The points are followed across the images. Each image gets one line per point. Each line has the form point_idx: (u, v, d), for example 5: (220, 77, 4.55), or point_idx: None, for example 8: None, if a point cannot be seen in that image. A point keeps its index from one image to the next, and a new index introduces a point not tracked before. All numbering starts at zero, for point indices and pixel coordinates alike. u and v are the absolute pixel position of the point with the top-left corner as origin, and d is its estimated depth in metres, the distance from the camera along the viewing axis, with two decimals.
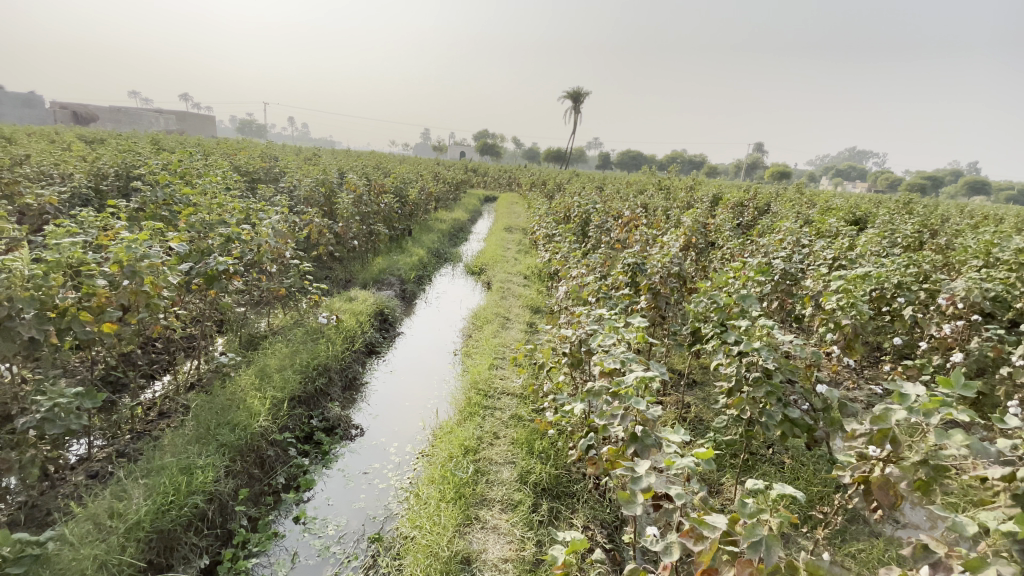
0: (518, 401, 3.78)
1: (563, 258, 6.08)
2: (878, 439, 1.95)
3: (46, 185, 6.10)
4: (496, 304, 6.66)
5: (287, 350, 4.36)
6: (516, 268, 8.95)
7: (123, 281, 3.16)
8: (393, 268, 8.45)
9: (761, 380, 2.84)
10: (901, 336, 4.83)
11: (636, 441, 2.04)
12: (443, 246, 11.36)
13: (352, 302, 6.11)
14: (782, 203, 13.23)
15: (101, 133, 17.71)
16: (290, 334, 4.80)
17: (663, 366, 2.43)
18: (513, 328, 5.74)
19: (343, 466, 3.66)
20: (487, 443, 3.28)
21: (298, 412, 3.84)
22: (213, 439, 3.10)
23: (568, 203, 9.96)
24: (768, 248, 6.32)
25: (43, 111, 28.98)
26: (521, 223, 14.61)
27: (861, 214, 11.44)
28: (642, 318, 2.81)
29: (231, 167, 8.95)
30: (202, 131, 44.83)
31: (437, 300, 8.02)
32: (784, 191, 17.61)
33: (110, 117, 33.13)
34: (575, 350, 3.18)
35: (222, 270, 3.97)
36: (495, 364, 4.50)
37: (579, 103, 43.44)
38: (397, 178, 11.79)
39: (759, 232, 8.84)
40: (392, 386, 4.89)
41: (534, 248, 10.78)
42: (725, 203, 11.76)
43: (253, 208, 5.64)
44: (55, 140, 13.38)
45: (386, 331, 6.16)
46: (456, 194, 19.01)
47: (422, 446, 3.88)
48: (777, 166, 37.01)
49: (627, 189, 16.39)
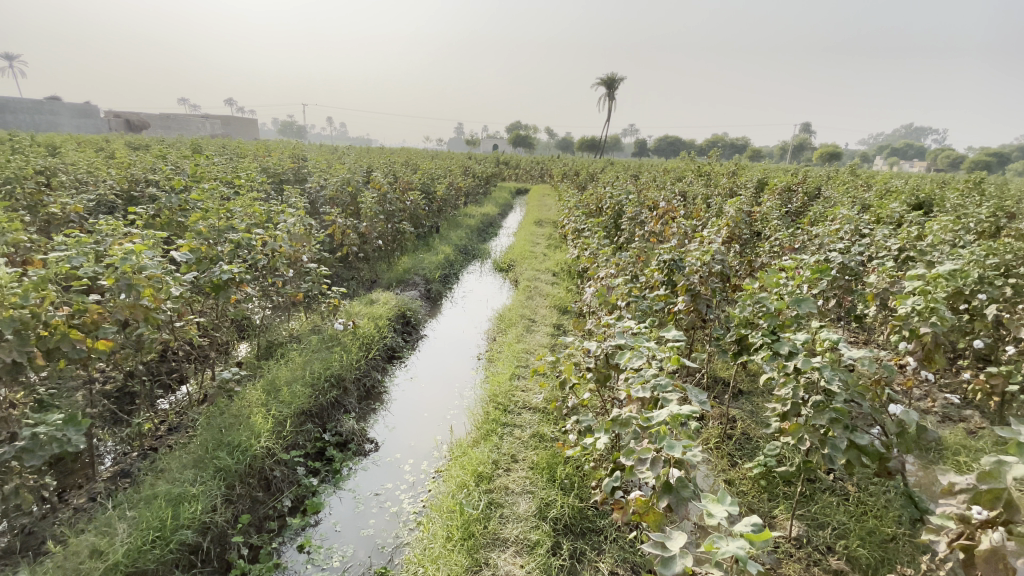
0: (539, 418, 3.44)
1: (593, 255, 5.67)
2: (987, 501, 1.51)
3: (76, 194, 6.17)
4: (522, 305, 6.31)
5: (300, 361, 4.16)
6: (545, 264, 8.57)
7: (119, 295, 3.08)
8: (418, 267, 8.24)
9: (823, 405, 2.38)
10: (984, 338, 4.18)
11: (669, 493, 1.67)
12: (471, 242, 11.08)
13: (373, 306, 5.91)
14: (834, 187, 12.23)
15: (151, 140, 18.63)
16: (306, 342, 4.62)
17: (703, 394, 2.03)
18: (539, 331, 5.39)
19: (354, 486, 3.42)
20: (504, 469, 2.96)
21: (309, 426, 3.63)
22: (210, 463, 2.91)
23: (600, 194, 9.47)
24: (822, 240, 5.69)
25: (99, 121, 30.53)
26: (552, 216, 14.15)
27: (924, 197, 10.41)
28: (678, 332, 2.41)
29: (258, 169, 8.95)
30: (244, 134, 46.40)
31: (464, 300, 7.76)
32: (835, 174, 16.40)
33: (159, 124, 34.58)
34: (601, 365, 2.82)
35: (229, 279, 3.81)
36: (518, 374, 4.17)
37: (612, 89, 42.36)
38: (424, 174, 11.61)
39: (811, 220, 8.10)
40: (411, 395, 4.64)
41: (564, 243, 10.36)
42: (771, 189, 10.95)
43: (269, 211, 5.49)
44: (102, 148, 13.98)
45: (408, 334, 5.94)
46: (486, 188, 18.75)
47: (438, 464, 3.60)
48: (827, 146, 34.74)
49: (663, 177, 15.64)
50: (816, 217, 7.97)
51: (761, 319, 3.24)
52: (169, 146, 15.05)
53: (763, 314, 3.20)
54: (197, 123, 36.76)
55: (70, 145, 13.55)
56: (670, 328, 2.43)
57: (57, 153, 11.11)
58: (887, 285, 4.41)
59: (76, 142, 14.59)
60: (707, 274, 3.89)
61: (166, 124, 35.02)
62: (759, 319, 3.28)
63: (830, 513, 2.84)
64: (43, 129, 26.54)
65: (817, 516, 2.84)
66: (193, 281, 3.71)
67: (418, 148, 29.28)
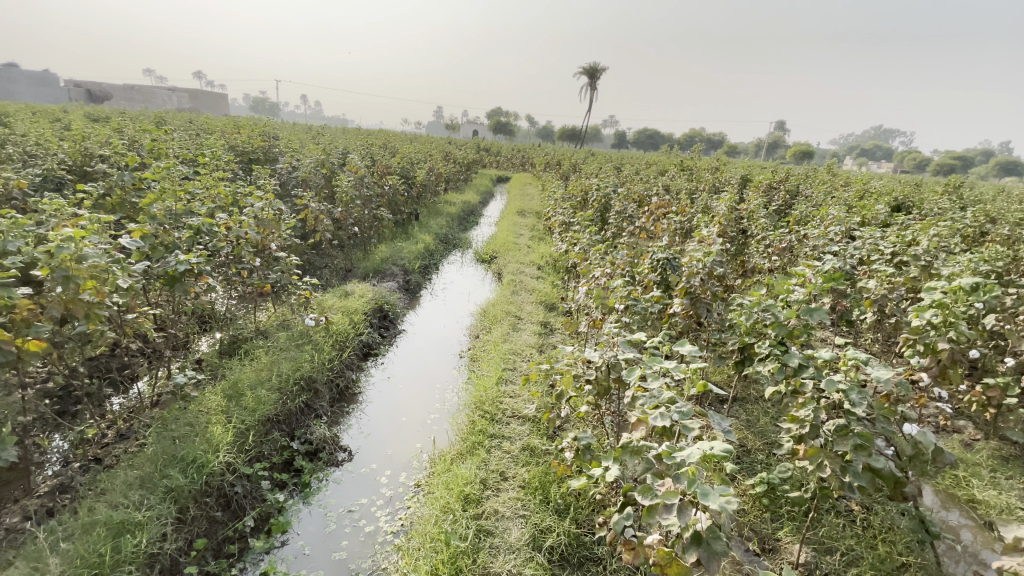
0: (529, 429, 3.19)
1: (582, 251, 5.42)
2: None
3: (18, 168, 5.58)
4: (507, 300, 6.03)
5: (266, 361, 3.81)
6: (529, 257, 8.30)
7: (55, 288, 2.67)
8: (397, 257, 7.86)
9: (845, 429, 2.19)
10: (979, 348, 4.11)
11: (700, 546, 1.44)
12: (451, 231, 10.73)
13: (349, 298, 5.55)
14: (814, 186, 12.30)
15: (112, 111, 17.55)
16: (274, 338, 4.25)
17: (728, 421, 1.80)
18: (525, 329, 5.13)
19: (325, 502, 3.12)
20: (492, 489, 2.70)
21: (276, 435, 3.30)
22: (160, 482, 2.57)
23: (585, 185, 9.22)
24: (814, 241, 5.57)
25: (56, 90, 28.70)
26: (534, 206, 13.88)
27: (903, 199, 10.50)
28: (694, 347, 2.18)
29: (226, 147, 8.38)
30: (214, 109, 44.49)
31: (444, 292, 7.44)
32: (813, 173, 16.52)
33: (122, 95, 32.74)
34: (602, 379, 2.58)
35: (187, 270, 3.42)
36: (505, 378, 3.91)
37: (594, 79, 42.04)
38: (404, 159, 11.14)
39: (797, 220, 8.04)
40: (389, 397, 4.34)
41: (548, 234, 10.10)
42: (755, 185, 10.90)
43: (237, 194, 5.06)
44: (56, 118, 13.02)
45: (385, 330, 5.60)
46: (467, 175, 18.31)
47: (418, 476, 3.32)
48: (801, 145, 35.31)
49: (647, 170, 15.50)
50: (802, 217, 7.92)
51: (768, 328, 3.04)
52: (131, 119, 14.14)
53: (772, 323, 3.00)
54: (163, 95, 34.95)
55: (20, 114, 12.53)
56: (684, 342, 2.19)
57: (5, 123, 10.25)
58: (884, 291, 4.30)
59: (27, 111, 13.55)
60: (708, 277, 3.68)
61: (129, 95, 33.18)
62: (766, 328, 3.09)
63: (838, 537, 2.68)
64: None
65: (824, 540, 2.68)
66: (146, 271, 3.31)
67: (398, 132, 28.52)
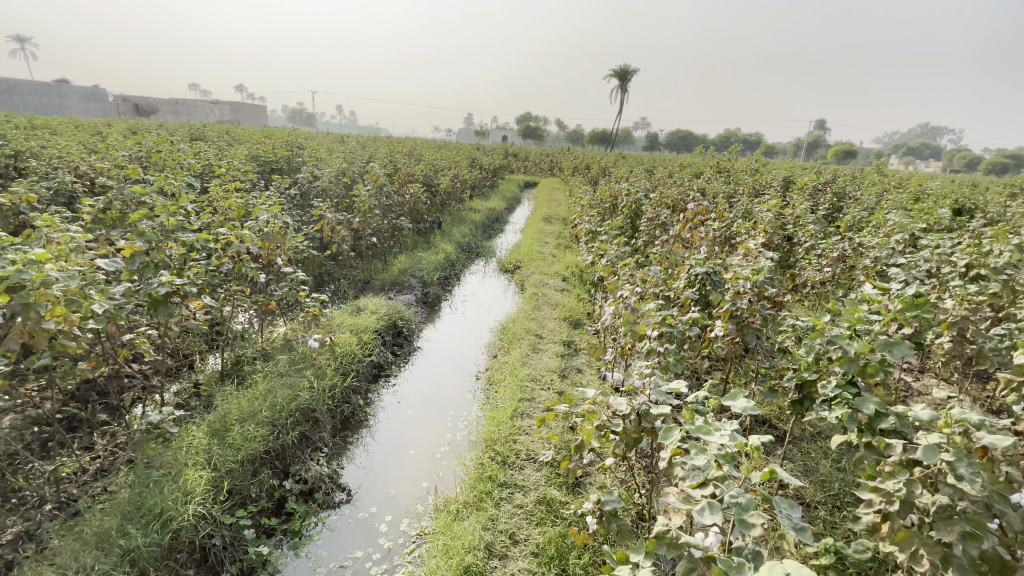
0: (546, 476, 2.77)
1: (610, 264, 4.95)
2: None
3: (36, 182, 5.55)
4: (528, 316, 5.60)
5: (261, 389, 3.50)
6: (554, 267, 7.86)
7: (15, 318, 2.42)
8: (416, 267, 7.55)
9: (950, 511, 1.69)
10: None
11: None
12: (474, 239, 10.39)
13: (360, 314, 5.24)
14: (864, 189, 11.38)
15: (153, 125, 18.18)
16: (274, 361, 3.96)
17: (799, 512, 1.36)
18: (546, 350, 4.71)
19: (316, 554, 2.74)
20: (499, 559, 2.29)
21: (264, 475, 2.97)
22: (119, 541, 2.26)
23: (614, 190, 8.70)
24: (874, 252, 4.93)
25: (107, 106, 30.22)
26: (561, 213, 13.44)
27: (969, 200, 9.51)
28: (749, 403, 1.74)
29: (248, 157, 8.30)
30: (252, 121, 45.99)
31: (464, 305, 7.08)
32: (862, 173, 15.45)
33: (167, 109, 34.03)
34: (631, 429, 2.13)
35: (173, 291, 3.15)
36: (520, 412, 3.49)
37: (624, 81, 41.34)
38: (428, 166, 10.90)
39: (848, 227, 7.32)
40: (398, 426, 3.98)
41: (575, 242, 9.63)
42: (799, 188, 10.13)
43: (243, 206, 4.82)
44: (97, 132, 13.47)
45: (399, 347, 5.27)
46: (493, 181, 18.02)
47: (421, 525, 2.91)
48: (842, 144, 33.64)
49: (680, 173, 14.81)
50: (854, 224, 7.20)
51: (834, 365, 2.52)
52: (169, 132, 14.51)
53: (839, 358, 2.49)
54: (205, 109, 36.44)
55: (64, 129, 13.02)
56: (737, 395, 1.74)
57: (47, 138, 10.59)
58: (966, 313, 3.67)
59: (73, 126, 14.00)
60: (757, 299, 3.16)
61: (175, 109, 34.66)
62: (831, 364, 2.57)
63: None
64: (51, 113, 26.16)
65: None
66: (129, 294, 3.06)
67: (428, 139, 28.54)
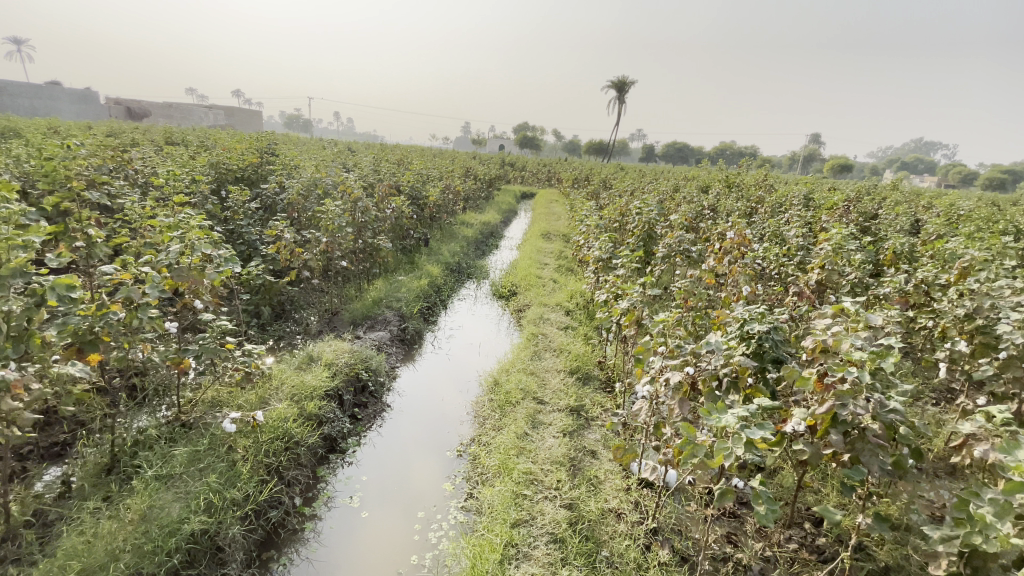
0: None
1: (630, 308, 3.85)
2: None
3: None
4: (525, 367, 4.51)
5: (133, 510, 2.41)
6: (555, 296, 6.79)
7: None
8: (394, 295, 6.45)
9: None
10: None
11: None
12: (465, 258, 9.31)
13: (312, 367, 4.14)
14: (892, 208, 10.40)
15: (130, 126, 17.13)
16: (171, 454, 2.87)
17: None
18: (550, 422, 3.65)
19: None
20: None
21: None
22: None
23: (625, 207, 7.63)
24: (965, 299, 3.88)
25: (92, 108, 29.21)
26: (560, 228, 12.37)
27: (1015, 224, 8.51)
28: None
29: (205, 163, 7.16)
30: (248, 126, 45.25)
31: (448, 341, 5.98)
32: (877, 188, 14.52)
33: (158, 112, 32.85)
34: None
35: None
36: (514, 550, 2.49)
37: (621, 92, 40.71)
38: (415, 176, 9.80)
39: (896, 255, 6.29)
40: (345, 542, 2.87)
41: (577, 264, 8.58)
42: (826, 206, 9.11)
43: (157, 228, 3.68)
44: (60, 130, 12.35)
45: (361, 409, 4.16)
46: (487, 193, 16.96)
47: None
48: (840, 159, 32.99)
49: (689, 187, 13.78)
50: (904, 252, 6.17)
51: None
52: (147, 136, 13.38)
53: None
54: (198, 112, 35.31)
55: (22, 126, 11.91)
56: None
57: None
58: None
59: (44, 127, 12.92)
60: (874, 398, 2.10)
61: (164, 111, 33.55)
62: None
63: None
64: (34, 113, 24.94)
65: None
66: None
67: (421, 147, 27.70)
